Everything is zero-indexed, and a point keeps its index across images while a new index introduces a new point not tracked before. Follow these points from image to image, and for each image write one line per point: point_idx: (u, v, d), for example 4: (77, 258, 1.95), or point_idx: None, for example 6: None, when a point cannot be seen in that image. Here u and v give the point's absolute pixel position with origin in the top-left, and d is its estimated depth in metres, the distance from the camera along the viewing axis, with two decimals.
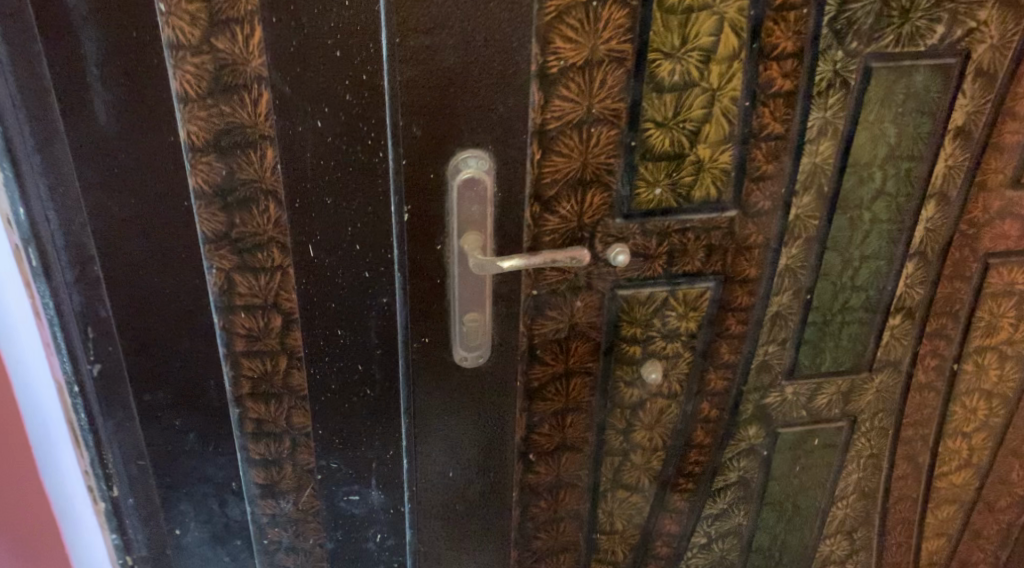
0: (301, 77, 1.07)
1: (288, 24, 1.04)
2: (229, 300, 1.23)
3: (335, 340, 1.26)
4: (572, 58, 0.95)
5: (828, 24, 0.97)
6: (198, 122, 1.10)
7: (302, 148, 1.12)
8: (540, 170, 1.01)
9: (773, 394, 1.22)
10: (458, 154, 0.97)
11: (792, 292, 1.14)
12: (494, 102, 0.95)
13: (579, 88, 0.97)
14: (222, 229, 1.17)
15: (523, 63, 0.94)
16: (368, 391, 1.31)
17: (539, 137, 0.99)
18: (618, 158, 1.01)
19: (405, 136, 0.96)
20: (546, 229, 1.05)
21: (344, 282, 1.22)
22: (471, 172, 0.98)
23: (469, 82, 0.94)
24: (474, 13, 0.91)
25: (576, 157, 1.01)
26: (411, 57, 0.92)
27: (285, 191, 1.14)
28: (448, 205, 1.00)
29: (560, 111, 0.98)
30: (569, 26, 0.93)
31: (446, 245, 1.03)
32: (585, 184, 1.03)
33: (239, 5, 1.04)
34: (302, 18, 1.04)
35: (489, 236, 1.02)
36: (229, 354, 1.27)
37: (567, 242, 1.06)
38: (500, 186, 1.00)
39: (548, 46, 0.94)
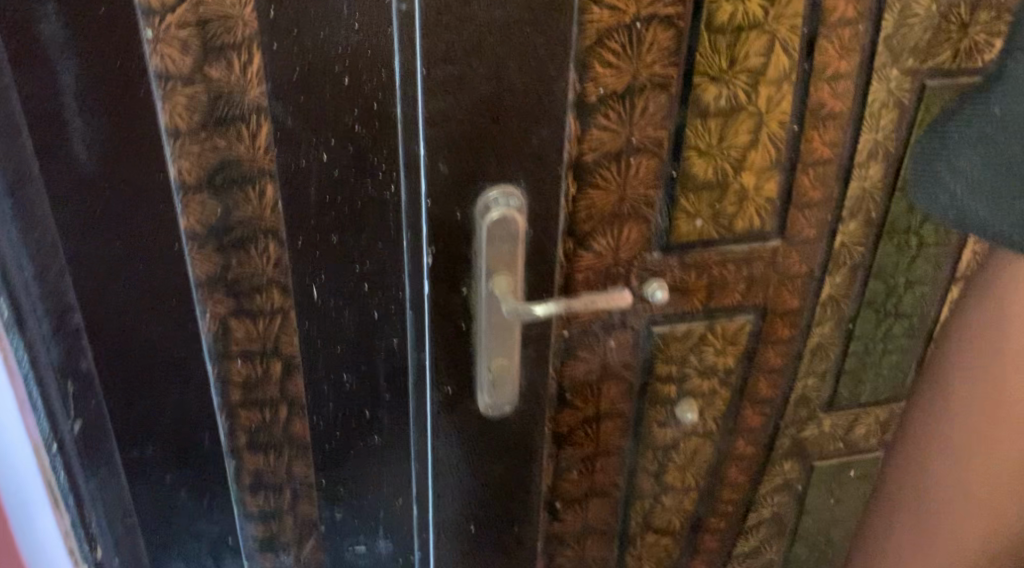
0: (306, 106, 0.99)
1: (291, 49, 0.96)
2: (224, 347, 1.13)
3: (339, 385, 1.17)
4: (612, 85, 0.87)
5: (884, 40, 0.90)
6: (189, 158, 1.00)
7: (306, 181, 1.03)
8: (575, 204, 0.93)
9: (811, 427, 1.16)
10: (484, 191, 0.88)
11: (833, 322, 1.07)
12: (529, 134, 0.86)
13: (619, 117, 0.89)
14: (216, 272, 1.07)
15: (560, 91, 0.85)
16: (375, 437, 1.21)
17: (575, 170, 0.91)
18: (657, 189, 0.94)
19: (431, 173, 0.86)
20: (579, 267, 0.96)
21: (350, 324, 1.13)
22: (501, 210, 0.88)
23: (503, 113, 0.85)
24: (510, 38, 0.81)
25: (614, 190, 0.93)
26: (439, 88, 0.82)
27: (287, 229, 1.05)
28: (475, 245, 0.91)
29: (598, 141, 0.89)
30: (611, 50, 0.85)
31: (472, 287, 0.93)
32: (623, 218, 0.95)
33: (236, 30, 0.94)
34: (307, 43, 0.95)
35: (520, 277, 0.93)
36: (224, 404, 1.16)
37: (602, 280, 0.97)
38: (534, 223, 0.91)
39: (587, 72, 0.86)
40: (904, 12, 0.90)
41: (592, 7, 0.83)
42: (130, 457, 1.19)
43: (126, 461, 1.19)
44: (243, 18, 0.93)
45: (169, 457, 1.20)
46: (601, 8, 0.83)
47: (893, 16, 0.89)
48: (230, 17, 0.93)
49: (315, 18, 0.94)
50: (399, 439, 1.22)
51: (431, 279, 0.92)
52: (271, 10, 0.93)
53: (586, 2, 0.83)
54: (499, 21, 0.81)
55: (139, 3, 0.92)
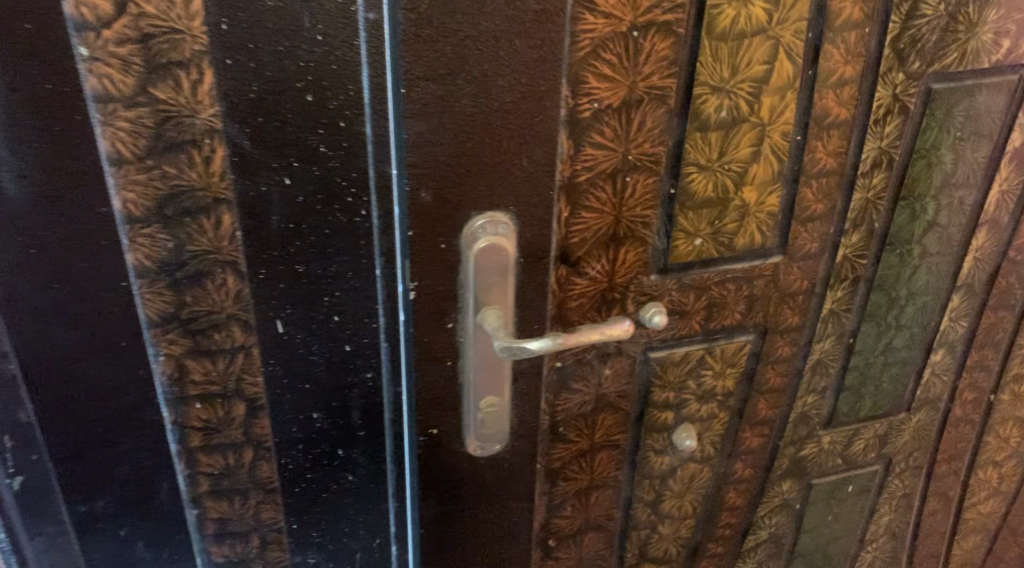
0: (265, 128, 0.89)
1: (247, 66, 0.86)
2: (181, 390, 1.03)
3: (310, 426, 1.08)
4: (608, 99, 0.80)
5: (891, 43, 0.85)
6: (135, 188, 0.90)
7: (267, 210, 0.93)
8: (567, 228, 0.85)
9: (810, 445, 1.10)
10: (470, 218, 0.80)
11: (834, 338, 1.02)
12: (519, 155, 0.78)
13: (615, 133, 0.81)
14: (169, 310, 0.97)
15: (553, 108, 0.77)
16: (350, 476, 1.13)
17: (567, 192, 0.83)
18: (655, 208, 0.87)
19: (412, 202, 0.78)
20: (572, 294, 0.89)
21: (320, 359, 1.04)
22: (488, 239, 0.81)
23: (492, 135, 0.77)
24: (498, 51, 0.73)
25: (609, 211, 0.85)
26: (420, 108, 0.74)
27: (247, 260, 0.96)
28: (464, 278, 0.83)
29: (593, 160, 0.82)
30: (607, 62, 0.78)
31: (459, 322, 0.85)
32: (618, 241, 0.88)
33: (182, 46, 0.84)
34: (265, 58, 0.86)
35: (511, 309, 0.85)
36: (183, 450, 1.07)
37: (598, 307, 0.90)
38: (526, 251, 0.83)
39: (581, 87, 0.78)
40: (910, 13, 0.84)
41: (586, 14, 0.76)
42: (79, 512, 1.09)
43: (77, 516, 1.09)
44: (191, 32, 0.84)
45: (126, 505, 1.10)
46: (596, 17, 0.76)
47: (900, 17, 0.84)
48: (177, 31, 0.83)
49: (273, 29, 0.85)
50: (376, 476, 1.14)
51: (414, 315, 0.84)
52: (224, 22, 0.84)
53: (581, 10, 0.75)
54: (487, 33, 0.73)
55: (70, 18, 0.82)
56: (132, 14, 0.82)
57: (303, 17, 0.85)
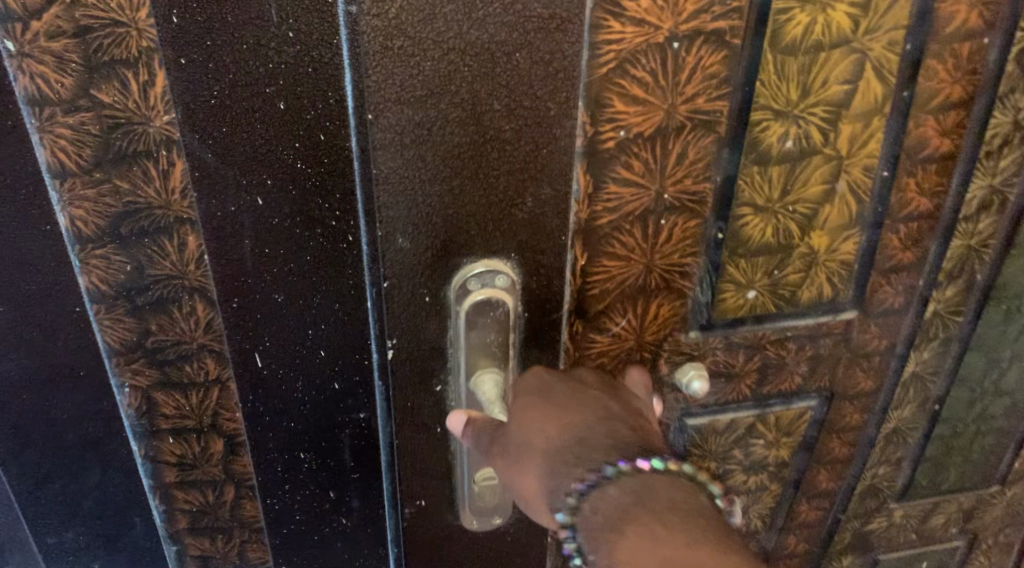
0: (230, 139, 0.76)
1: (204, 67, 0.72)
2: (151, 424, 0.96)
3: (297, 465, 0.96)
4: (638, 126, 0.63)
5: (1016, 57, 0.66)
6: (83, 204, 0.81)
7: (237, 232, 0.81)
8: (584, 278, 0.69)
9: (879, 519, 0.93)
10: (463, 267, 0.64)
11: (916, 405, 0.84)
12: (523, 193, 0.62)
13: (646, 166, 0.65)
14: (133, 339, 0.90)
15: (564, 137, 0.61)
16: (342, 520, 1.00)
17: (584, 236, 0.67)
18: (697, 254, 0.70)
19: (385, 250, 0.62)
20: (590, 354, 0.73)
21: (305, 397, 0.91)
22: (484, 292, 0.65)
23: (484, 169, 0.61)
24: (492, 66, 0.57)
25: (638, 259, 0.69)
26: (387, 137, 0.58)
27: (218, 288, 0.85)
28: (454, 335, 0.67)
29: (617, 200, 0.66)
30: (637, 80, 0.61)
31: (451, 385, 0.70)
32: (649, 293, 0.71)
33: (128, 43, 0.75)
34: (225, 57, 0.71)
35: (514, 371, 0.70)
36: (158, 487, 0.99)
37: (624, 368, 0.74)
38: (533, 306, 0.67)
39: (602, 111, 0.62)
40: None
41: (610, 20, 0.59)
42: (45, 548, 1.00)
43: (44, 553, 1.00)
44: (136, 26, 0.74)
45: (96, 541, 1.00)
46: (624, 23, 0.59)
47: None
48: (119, 24, 0.74)
49: (234, 22, 0.70)
50: (372, 522, 1.01)
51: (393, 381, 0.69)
52: (174, 15, 0.70)
53: (602, 15, 0.58)
54: (478, 43, 0.56)
55: None
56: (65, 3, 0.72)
57: (270, 10, 0.69)
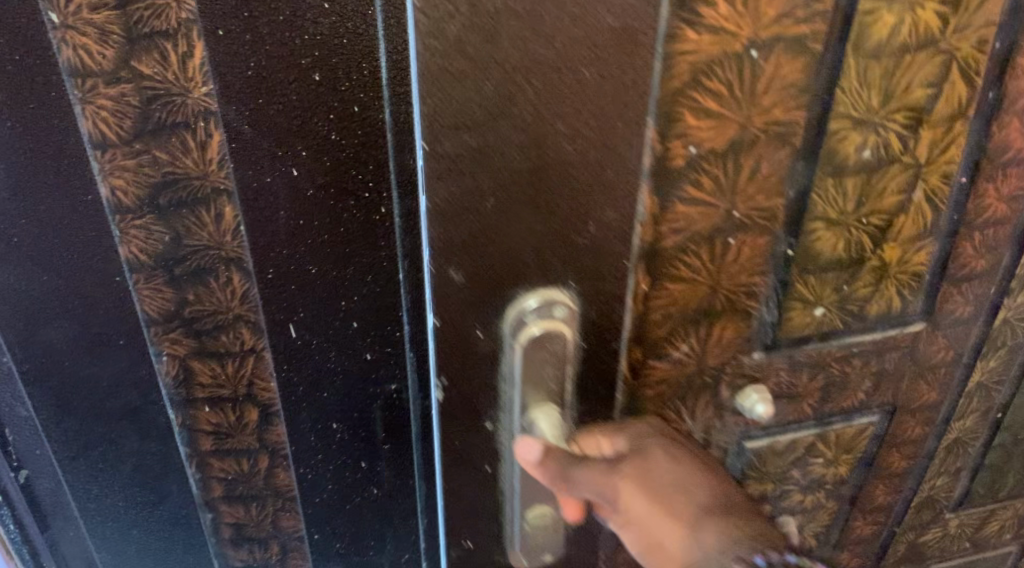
0: (265, 110, 0.81)
1: (242, 37, 0.78)
2: (188, 392, 0.99)
3: (328, 435, 1.01)
4: (710, 139, 0.62)
5: None
6: (123, 174, 0.83)
7: (271, 204, 0.86)
8: (646, 304, 0.67)
9: (935, 530, 0.94)
10: (522, 296, 0.62)
11: (979, 414, 0.86)
12: (584, 220, 0.60)
13: (715, 184, 0.64)
14: (171, 308, 0.93)
15: (629, 159, 0.59)
16: (374, 490, 1.06)
17: (647, 261, 0.66)
18: (765, 273, 0.70)
19: (440, 282, 0.60)
20: (650, 381, 0.71)
21: (336, 366, 0.97)
22: (541, 325, 0.62)
23: (542, 193, 0.58)
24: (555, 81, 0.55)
25: (702, 280, 0.68)
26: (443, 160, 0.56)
27: (252, 259, 0.89)
28: (507, 370, 0.65)
29: (683, 220, 0.65)
30: (712, 92, 0.60)
31: (500, 421, 0.67)
32: (713, 316, 0.70)
33: (168, 15, 0.78)
34: (262, 29, 0.78)
35: (569, 405, 0.67)
36: (194, 454, 1.02)
37: (681, 396, 0.73)
38: (591, 336, 0.65)
39: (672, 125, 0.61)
40: None
41: (687, 29, 0.58)
42: (95, 517, 1.01)
43: (94, 522, 1.02)
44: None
45: (150, 506, 1.02)
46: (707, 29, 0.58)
47: None
48: None
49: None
50: (400, 494, 1.07)
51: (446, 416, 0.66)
52: None
53: (679, 24, 0.57)
54: (540, 63, 0.55)
55: None
56: None
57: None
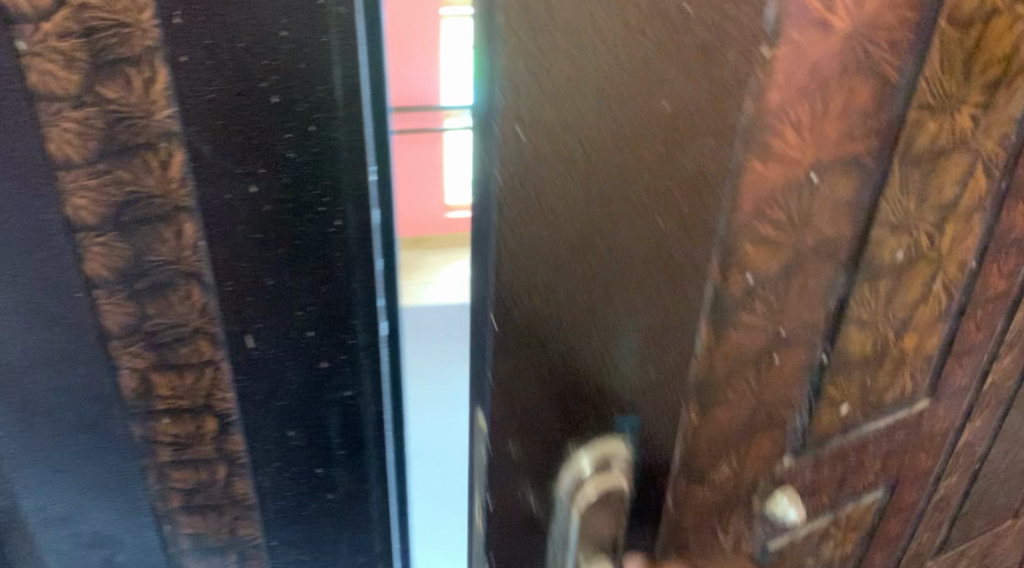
0: (225, 132, 0.79)
1: (203, 64, 0.76)
2: (147, 404, 0.93)
3: (285, 443, 0.99)
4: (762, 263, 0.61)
5: None
6: (86, 194, 0.81)
7: (230, 221, 0.83)
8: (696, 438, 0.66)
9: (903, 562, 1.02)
10: (572, 454, 0.65)
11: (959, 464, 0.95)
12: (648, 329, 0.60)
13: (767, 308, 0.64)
14: (130, 321, 0.88)
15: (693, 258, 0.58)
16: (330, 495, 1.04)
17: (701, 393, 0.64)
18: (801, 385, 0.71)
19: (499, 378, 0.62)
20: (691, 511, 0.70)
21: (293, 377, 0.94)
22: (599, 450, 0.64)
23: (603, 377, 0.62)
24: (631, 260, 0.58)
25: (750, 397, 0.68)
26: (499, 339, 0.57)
27: (211, 275, 0.86)
28: (558, 527, 0.65)
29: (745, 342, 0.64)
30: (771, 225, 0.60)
31: None
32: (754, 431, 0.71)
33: (133, 42, 0.75)
34: (222, 55, 0.76)
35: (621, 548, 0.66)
36: (152, 465, 0.98)
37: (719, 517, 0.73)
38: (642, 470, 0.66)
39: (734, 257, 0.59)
40: None
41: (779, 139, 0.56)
42: (53, 533, 1.00)
43: (52, 537, 1.01)
44: (139, 26, 0.74)
45: (113, 518, 1.00)
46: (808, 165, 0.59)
47: None
48: (123, 24, 0.74)
49: (233, 19, 0.75)
50: (356, 499, 1.06)
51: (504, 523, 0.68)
52: (176, 16, 0.74)
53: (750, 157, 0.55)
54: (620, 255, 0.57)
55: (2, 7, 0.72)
56: (72, 6, 0.73)
57: (265, 11, 0.75)
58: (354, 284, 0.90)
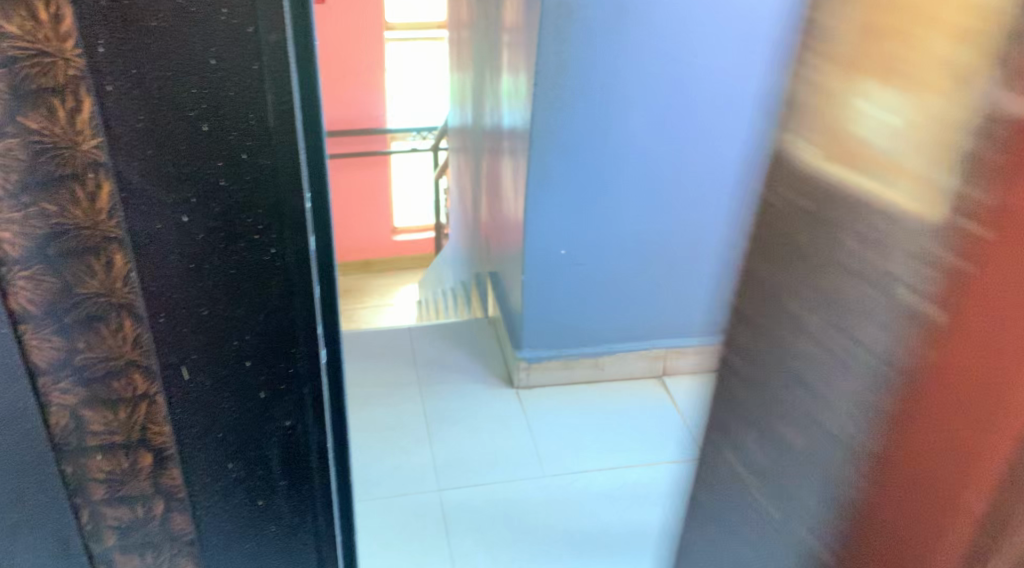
0: (155, 161, 0.78)
1: (131, 93, 0.75)
2: (78, 442, 0.92)
3: (224, 476, 0.96)
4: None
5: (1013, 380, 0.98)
6: (11, 227, 0.79)
7: (161, 251, 0.82)
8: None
9: None
10: None
11: None
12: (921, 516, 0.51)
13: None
14: (60, 358, 0.87)
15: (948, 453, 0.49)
16: (273, 528, 1.02)
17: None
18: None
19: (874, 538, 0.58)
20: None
21: (231, 407, 0.92)
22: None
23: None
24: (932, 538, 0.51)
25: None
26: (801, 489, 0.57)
27: (143, 304, 0.84)
28: None
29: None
30: None
31: None
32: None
33: (56, 73, 0.75)
34: (150, 84, 0.75)
35: None
36: (83, 504, 0.96)
37: None
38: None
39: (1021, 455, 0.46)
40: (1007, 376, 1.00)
41: None
42: None
43: None
44: (63, 55, 0.74)
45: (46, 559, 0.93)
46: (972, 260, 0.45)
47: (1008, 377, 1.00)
48: (45, 55, 0.74)
49: (160, 49, 0.73)
50: (300, 530, 1.04)
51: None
52: (100, 44, 0.72)
53: None
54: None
55: None
56: None
57: (193, 41, 0.73)
58: (293, 310, 0.89)
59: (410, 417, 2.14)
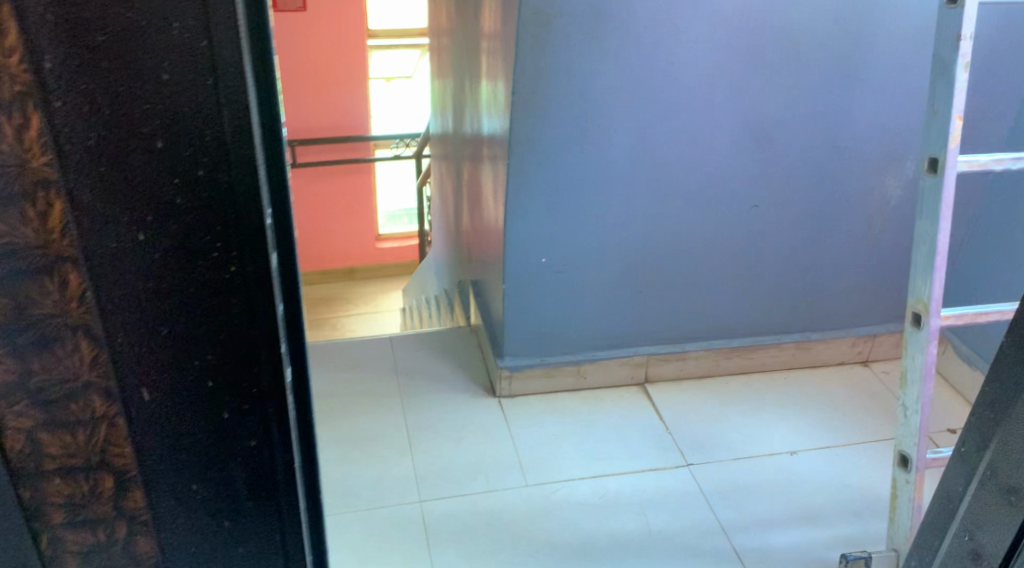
0: (107, 179, 0.76)
1: (81, 109, 0.74)
2: (36, 465, 0.89)
3: (188, 497, 0.93)
4: None
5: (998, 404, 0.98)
6: None
7: (116, 269, 0.80)
8: None
9: None
10: None
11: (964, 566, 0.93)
12: None
13: None
14: (15, 380, 0.85)
15: None
16: (240, 550, 0.97)
17: None
18: None
19: None
20: None
21: (193, 428, 0.89)
22: None
23: None
24: None
25: None
26: None
27: (100, 325, 0.82)
28: None
29: None
30: None
31: None
32: None
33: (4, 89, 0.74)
34: (100, 99, 0.74)
35: None
36: (44, 529, 0.93)
37: None
38: None
39: None
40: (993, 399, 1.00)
41: None
42: None
43: None
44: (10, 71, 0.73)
45: None
46: None
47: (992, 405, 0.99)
48: None
49: (108, 65, 0.73)
50: (269, 553, 0.99)
51: None
52: (47, 61, 0.72)
53: None
54: None
55: None
56: None
57: (142, 54, 0.73)
58: (256, 329, 0.86)
59: (392, 427, 2.12)
